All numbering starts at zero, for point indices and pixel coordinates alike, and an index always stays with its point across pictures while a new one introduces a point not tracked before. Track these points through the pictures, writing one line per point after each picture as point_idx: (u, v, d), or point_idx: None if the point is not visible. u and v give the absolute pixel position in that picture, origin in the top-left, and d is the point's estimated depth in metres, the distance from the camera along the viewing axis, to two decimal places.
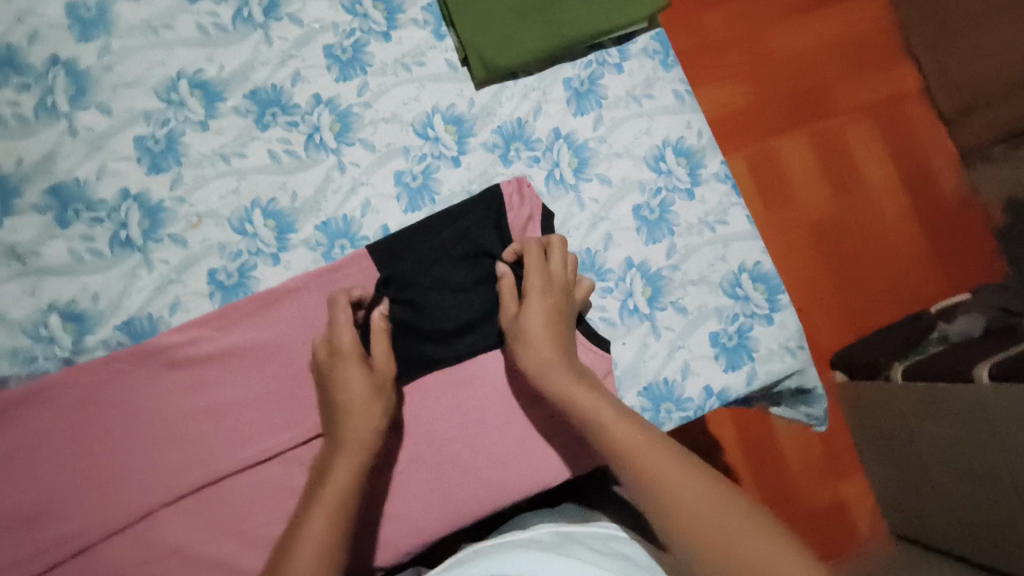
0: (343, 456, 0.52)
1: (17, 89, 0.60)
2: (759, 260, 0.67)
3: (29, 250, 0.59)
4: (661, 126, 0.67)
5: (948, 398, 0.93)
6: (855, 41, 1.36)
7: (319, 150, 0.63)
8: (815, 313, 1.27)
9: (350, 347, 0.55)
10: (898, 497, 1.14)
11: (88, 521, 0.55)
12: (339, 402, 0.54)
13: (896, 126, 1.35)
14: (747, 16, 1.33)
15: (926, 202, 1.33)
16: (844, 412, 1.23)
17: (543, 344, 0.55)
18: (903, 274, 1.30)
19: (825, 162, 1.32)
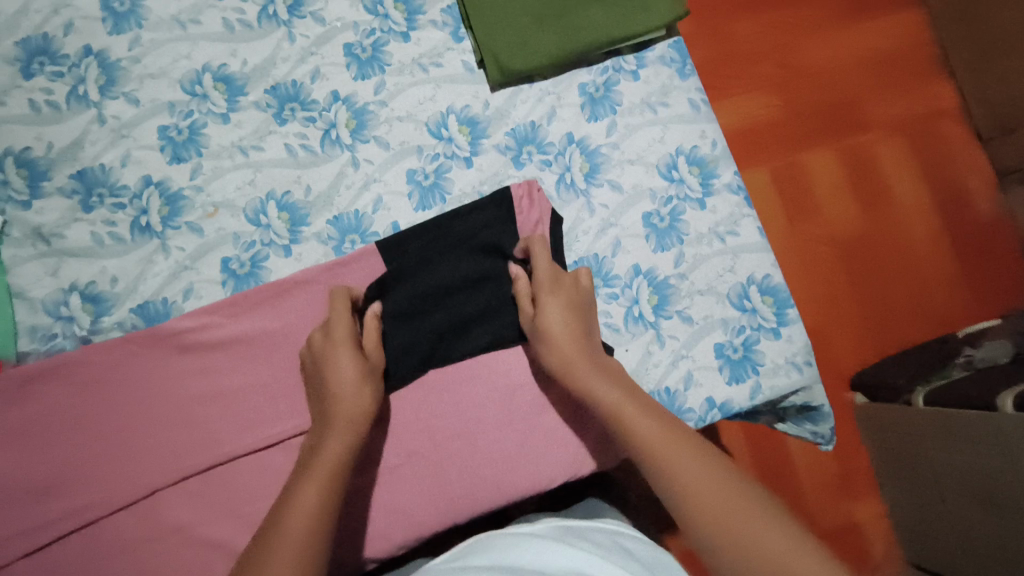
0: (332, 436, 0.53)
1: (50, 77, 0.62)
2: (769, 273, 0.66)
3: (53, 232, 0.61)
4: (675, 134, 0.67)
5: (969, 426, 0.91)
6: (890, 56, 1.34)
7: (334, 146, 0.65)
8: (835, 330, 1.25)
9: (342, 334, 0.57)
10: (913, 522, 1.11)
11: (94, 497, 0.57)
12: (328, 386, 0.55)
13: (929, 144, 1.32)
14: (776, 27, 1.32)
15: (958, 223, 1.30)
16: (861, 433, 1.20)
17: (563, 343, 0.56)
18: (929, 295, 1.27)
19: (853, 178, 1.30)
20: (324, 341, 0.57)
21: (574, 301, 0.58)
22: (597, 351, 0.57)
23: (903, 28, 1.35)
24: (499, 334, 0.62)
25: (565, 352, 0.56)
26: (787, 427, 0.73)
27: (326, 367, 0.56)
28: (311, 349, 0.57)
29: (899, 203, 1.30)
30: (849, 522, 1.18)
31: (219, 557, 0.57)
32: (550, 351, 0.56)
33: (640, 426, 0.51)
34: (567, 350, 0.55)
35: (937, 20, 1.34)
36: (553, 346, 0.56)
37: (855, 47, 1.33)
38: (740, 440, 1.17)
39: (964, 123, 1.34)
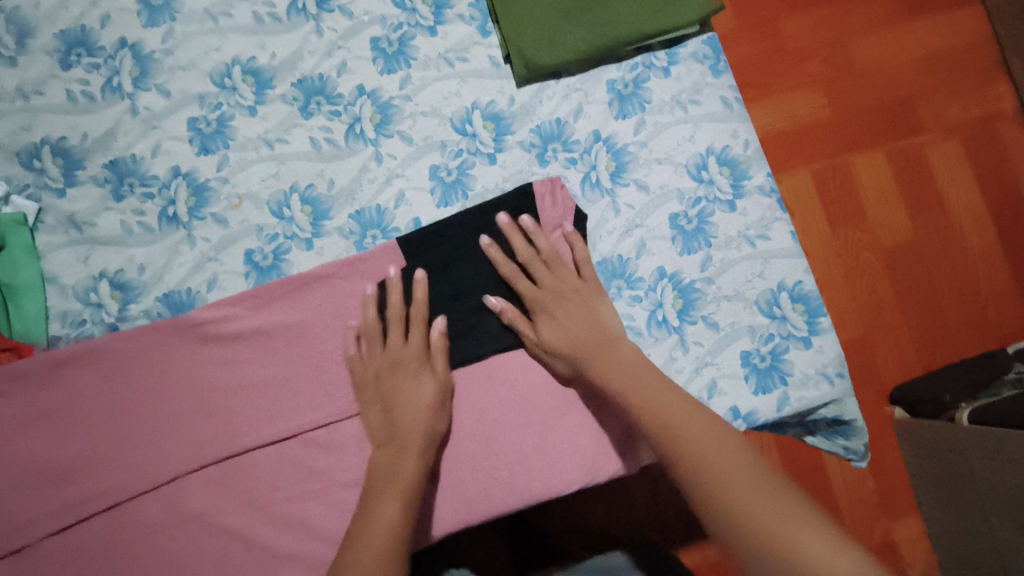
0: (407, 457, 0.56)
1: (87, 69, 0.64)
2: (801, 279, 0.63)
3: (86, 219, 0.63)
4: (706, 133, 0.65)
5: (1018, 445, 0.86)
6: (945, 53, 1.27)
7: (358, 140, 0.64)
8: (875, 340, 1.20)
9: (416, 359, 0.60)
10: (954, 543, 1.06)
11: (117, 481, 0.58)
12: (403, 408, 0.58)
13: (984, 148, 1.26)
14: (823, 23, 1.26)
15: (1012, 232, 1.24)
16: (901, 446, 1.15)
17: (577, 350, 0.58)
18: (979, 307, 1.21)
19: (902, 182, 1.24)
20: (403, 361, 0.59)
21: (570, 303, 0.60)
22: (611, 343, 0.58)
23: (960, 26, 1.28)
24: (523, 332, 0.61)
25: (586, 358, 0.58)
26: (817, 441, 0.69)
27: (402, 392, 0.59)
28: (383, 363, 0.60)
29: (949, 209, 1.24)
30: (884, 539, 1.14)
31: (236, 544, 0.58)
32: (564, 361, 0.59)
33: (668, 422, 0.52)
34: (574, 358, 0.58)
35: (998, 17, 1.27)
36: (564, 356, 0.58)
37: (907, 45, 1.27)
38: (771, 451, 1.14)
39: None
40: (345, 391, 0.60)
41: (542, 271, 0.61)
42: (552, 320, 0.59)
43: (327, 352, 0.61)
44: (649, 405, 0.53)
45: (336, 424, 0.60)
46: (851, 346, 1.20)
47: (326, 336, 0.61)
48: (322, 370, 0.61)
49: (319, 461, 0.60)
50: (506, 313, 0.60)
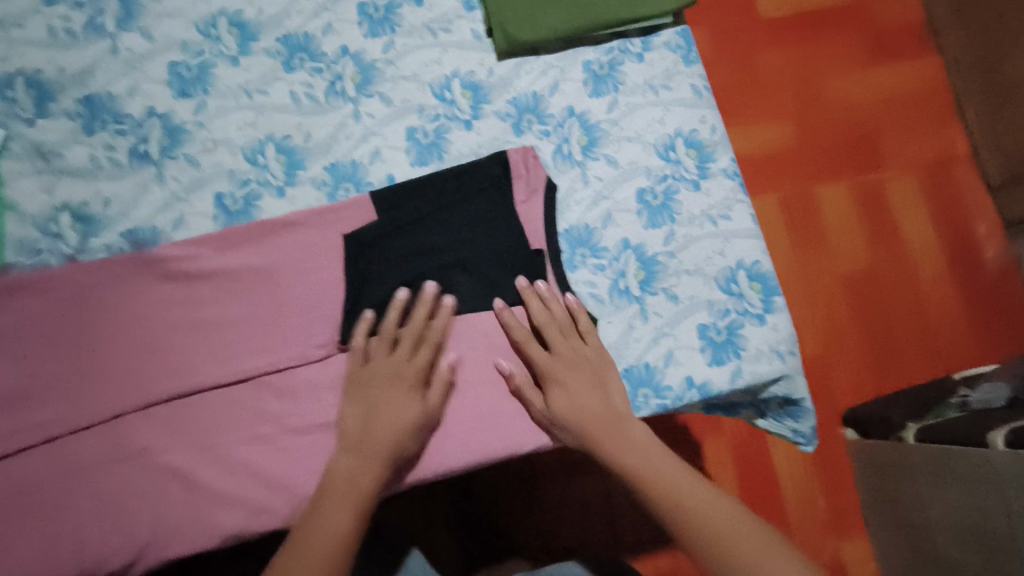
0: (366, 472, 0.56)
1: (72, 7, 0.64)
2: (759, 259, 0.65)
3: (54, 150, 0.62)
4: (675, 117, 0.67)
5: (961, 463, 0.89)
6: (904, 96, 1.35)
7: (338, 97, 0.66)
8: (832, 361, 1.23)
9: (413, 374, 0.58)
10: (907, 567, 1.06)
11: (62, 413, 0.57)
12: (381, 418, 0.57)
13: (939, 186, 1.32)
14: (793, 59, 1.34)
15: (962, 267, 1.29)
16: (851, 467, 1.17)
17: (585, 424, 0.59)
18: (932, 333, 1.26)
19: (862, 211, 1.30)
20: (404, 375, 0.58)
21: (580, 376, 0.60)
22: (612, 417, 0.60)
23: (919, 71, 1.36)
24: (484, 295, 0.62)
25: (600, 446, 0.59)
26: (767, 424, 0.72)
27: (384, 405, 0.57)
28: (384, 369, 0.59)
29: (904, 241, 1.29)
30: (833, 558, 1.14)
31: (174, 486, 0.57)
32: (571, 435, 0.59)
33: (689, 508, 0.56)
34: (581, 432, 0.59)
35: (953, 64, 1.35)
36: (570, 433, 0.59)
37: (870, 86, 1.34)
38: (729, 464, 1.16)
39: (977, 167, 1.33)
40: (302, 338, 0.60)
41: (560, 339, 0.61)
42: (565, 390, 0.59)
43: (289, 298, 0.61)
44: (667, 490, 0.58)
45: (293, 371, 0.60)
46: (809, 366, 1.23)
47: (289, 282, 0.61)
48: (282, 316, 0.60)
49: (269, 407, 0.59)
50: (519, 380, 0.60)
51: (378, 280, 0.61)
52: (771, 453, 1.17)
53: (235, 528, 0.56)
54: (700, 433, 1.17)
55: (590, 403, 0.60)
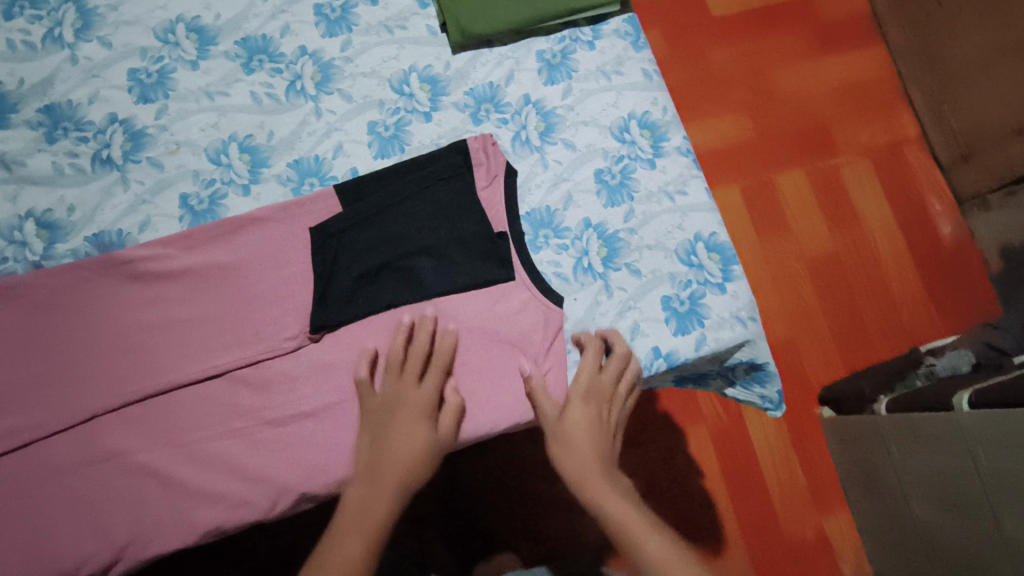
0: (379, 499, 0.54)
1: (29, 20, 0.65)
2: (716, 231, 0.67)
3: (15, 159, 0.63)
4: (628, 100, 0.70)
5: (929, 426, 0.92)
6: (855, 88, 1.40)
7: (298, 96, 0.67)
8: (803, 343, 1.26)
9: (422, 400, 0.57)
10: (880, 530, 1.10)
11: (33, 418, 0.57)
12: (393, 445, 0.55)
13: (895, 171, 1.36)
14: (745, 56, 1.39)
15: (921, 246, 1.32)
16: (829, 445, 1.19)
17: (585, 455, 0.57)
18: (897, 311, 1.29)
19: (821, 199, 1.34)
20: (412, 399, 0.57)
21: (600, 412, 0.59)
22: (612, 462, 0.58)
23: (867, 62, 1.42)
24: (450, 281, 0.62)
25: (591, 480, 0.56)
26: (737, 393, 0.73)
27: (394, 430, 0.56)
28: (393, 395, 0.57)
29: (863, 222, 1.33)
30: (817, 536, 1.15)
31: (150, 485, 0.57)
32: (568, 458, 0.57)
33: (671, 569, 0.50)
34: (583, 460, 0.57)
35: (898, 54, 1.40)
36: (569, 457, 0.57)
37: (821, 77, 1.40)
38: (709, 448, 1.16)
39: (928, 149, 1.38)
40: (274, 330, 0.61)
41: (610, 369, 0.60)
42: (582, 413, 0.58)
43: (259, 292, 0.62)
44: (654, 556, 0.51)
45: (266, 363, 0.61)
46: (782, 349, 1.25)
47: (257, 276, 0.62)
48: (252, 310, 0.61)
49: (245, 400, 0.60)
50: (538, 387, 0.59)
51: (346, 271, 0.62)
52: (750, 433, 1.18)
53: (215, 522, 0.56)
54: (681, 420, 1.17)
55: (601, 437, 0.58)
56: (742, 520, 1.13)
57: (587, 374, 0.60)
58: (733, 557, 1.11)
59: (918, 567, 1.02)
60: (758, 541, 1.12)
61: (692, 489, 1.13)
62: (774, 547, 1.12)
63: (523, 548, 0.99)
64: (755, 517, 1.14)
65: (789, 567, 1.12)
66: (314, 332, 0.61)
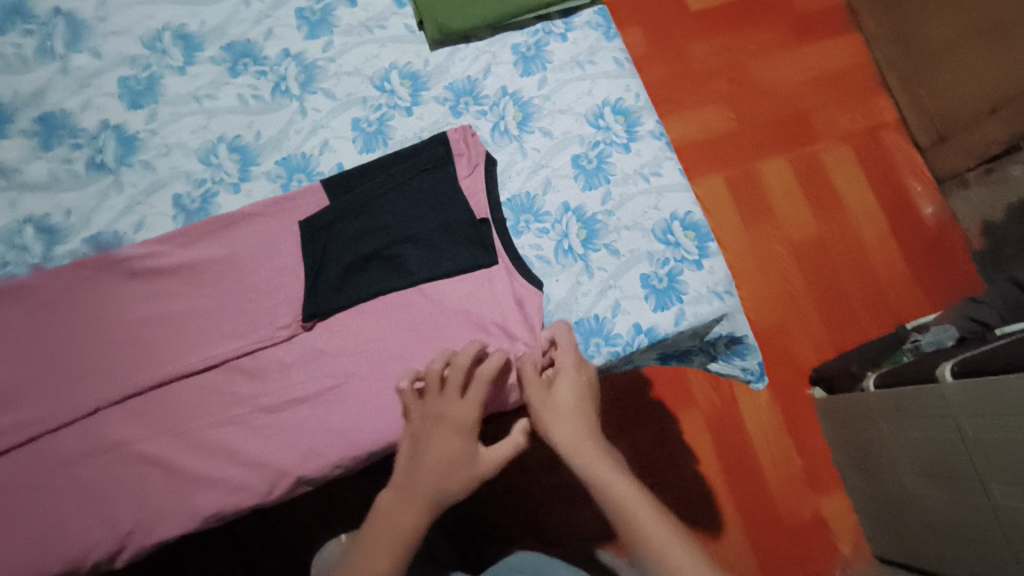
0: (414, 517, 0.52)
1: (23, 34, 0.68)
2: (691, 210, 0.70)
3: (13, 167, 0.65)
4: (602, 88, 0.73)
5: (913, 399, 0.89)
6: (835, 77, 1.40)
7: (284, 96, 0.70)
8: (793, 328, 1.23)
9: (461, 418, 0.55)
10: (876, 510, 1.06)
11: (38, 413, 0.59)
12: (426, 460, 0.53)
13: (875, 156, 1.34)
14: (723, 51, 1.40)
15: (906, 230, 1.29)
16: (821, 426, 1.16)
17: (574, 423, 0.54)
18: (883, 292, 1.25)
19: (804, 185, 1.32)
20: (453, 413, 0.55)
21: (587, 384, 0.57)
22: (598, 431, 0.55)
23: (845, 51, 1.42)
24: (436, 266, 0.64)
25: (583, 449, 0.53)
26: (720, 367, 0.76)
27: (433, 446, 0.54)
28: (434, 410, 0.55)
29: (844, 206, 1.31)
30: (814, 518, 1.12)
31: (153, 473, 0.59)
32: (558, 428, 0.54)
33: (669, 550, 0.47)
34: (572, 428, 0.54)
35: (874, 42, 1.40)
36: (560, 428, 0.54)
37: (800, 66, 1.40)
38: (703, 433, 1.15)
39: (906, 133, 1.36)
40: (268, 320, 0.63)
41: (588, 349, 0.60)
42: (571, 388, 0.56)
43: (252, 285, 0.64)
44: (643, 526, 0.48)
45: (262, 352, 0.63)
46: (770, 335, 1.22)
47: (249, 269, 0.64)
48: (246, 302, 0.64)
49: (242, 388, 0.62)
50: (524, 360, 0.58)
51: (335, 260, 0.64)
52: (744, 418, 1.16)
53: (216, 507, 0.58)
54: (673, 407, 1.16)
55: (589, 408, 0.56)
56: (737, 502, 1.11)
57: (574, 360, 0.58)
58: (726, 539, 1.08)
59: (914, 545, 0.98)
60: (756, 522, 1.10)
61: (687, 475, 1.11)
62: (770, 529, 1.10)
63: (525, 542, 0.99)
64: (752, 498, 1.12)
65: (786, 548, 1.09)
66: (307, 320, 0.63)
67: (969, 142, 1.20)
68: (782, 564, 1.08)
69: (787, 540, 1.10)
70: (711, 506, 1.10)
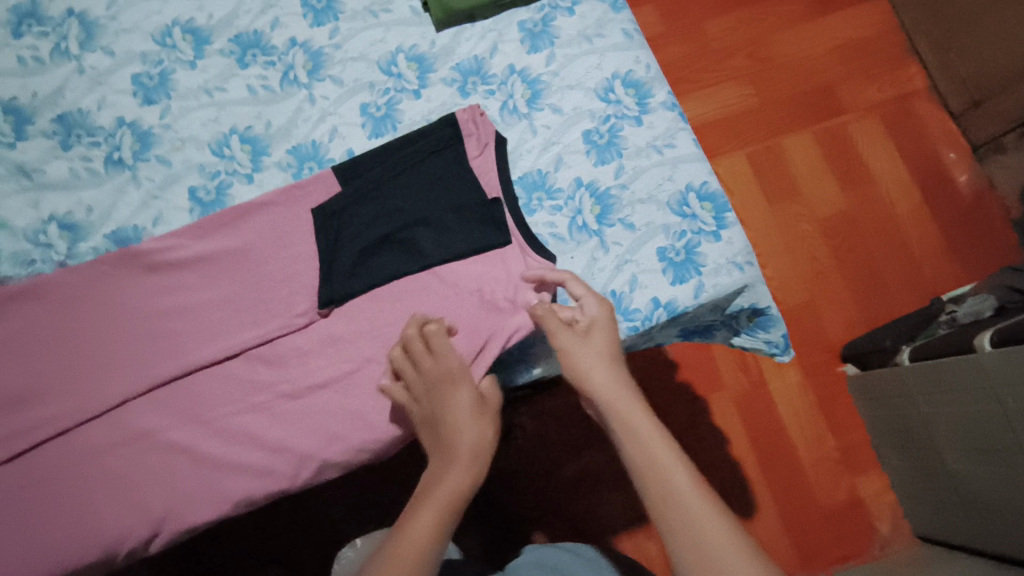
0: (454, 473, 0.52)
1: (37, 36, 0.69)
2: (707, 180, 0.68)
3: (35, 167, 0.67)
4: (611, 61, 0.71)
5: (953, 372, 0.86)
6: (861, 44, 1.31)
7: (292, 85, 0.70)
8: (822, 307, 1.18)
9: (449, 374, 0.56)
10: (916, 490, 1.03)
11: (66, 406, 0.60)
12: (446, 423, 0.54)
13: (905, 125, 1.28)
14: (742, 23, 1.31)
15: (939, 200, 1.24)
16: (857, 406, 1.12)
17: (606, 367, 0.55)
18: (915, 264, 1.21)
19: (830, 157, 1.26)
20: (438, 372, 0.56)
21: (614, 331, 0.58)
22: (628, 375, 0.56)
23: (870, 18, 1.33)
24: (449, 248, 0.64)
25: (621, 408, 0.53)
26: (744, 341, 0.75)
27: (444, 410, 0.55)
28: (423, 381, 0.56)
29: (875, 178, 1.25)
30: (849, 497, 1.09)
31: (182, 460, 0.60)
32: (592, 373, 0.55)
33: (699, 516, 0.46)
34: (606, 374, 0.55)
35: (900, 5, 1.32)
36: (596, 382, 0.55)
37: (821, 36, 1.31)
38: (734, 415, 1.11)
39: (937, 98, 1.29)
40: (285, 308, 0.64)
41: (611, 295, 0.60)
42: (600, 335, 0.57)
43: (269, 274, 0.65)
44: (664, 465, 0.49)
45: (281, 340, 0.64)
46: (800, 314, 1.18)
47: (265, 258, 0.65)
48: (264, 292, 0.64)
49: (263, 376, 0.63)
50: (544, 312, 0.58)
51: (349, 244, 0.64)
52: (775, 399, 1.13)
53: (244, 493, 0.59)
54: (702, 390, 1.12)
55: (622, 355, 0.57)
56: (772, 484, 1.08)
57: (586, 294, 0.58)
58: (762, 522, 1.06)
59: (957, 523, 0.95)
60: (791, 504, 1.08)
61: (717, 457, 1.09)
62: (806, 510, 1.08)
63: (556, 530, 0.98)
64: (788, 478, 1.09)
65: (823, 528, 1.07)
66: (323, 307, 0.63)
67: (999, 108, 1.15)
68: (819, 545, 1.06)
69: (824, 521, 1.08)
70: (744, 487, 1.08)
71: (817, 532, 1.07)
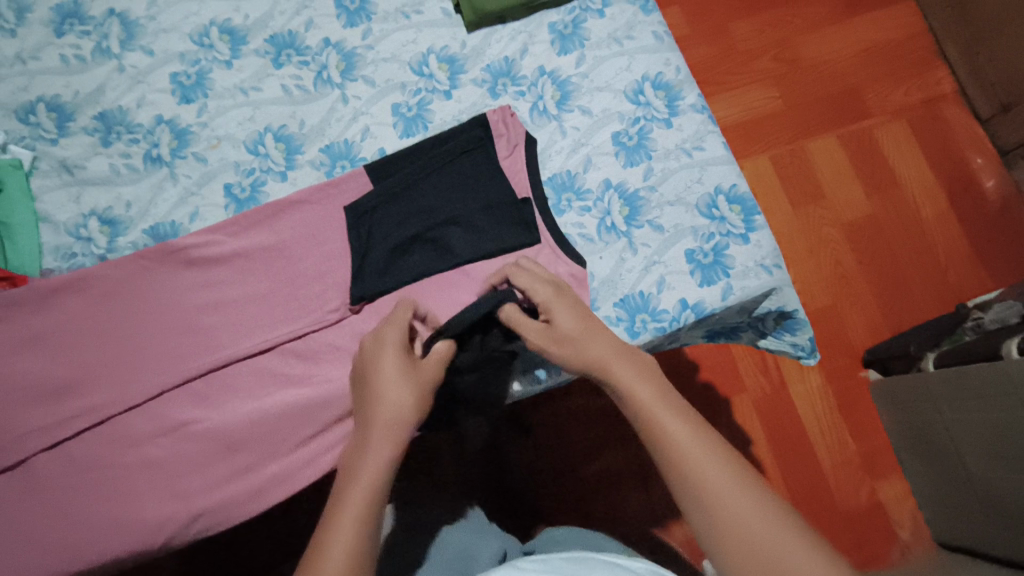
0: (372, 450, 0.50)
1: (79, 35, 0.70)
2: (736, 183, 0.68)
3: (76, 163, 0.69)
4: (641, 63, 0.72)
5: (980, 379, 0.85)
6: (888, 47, 1.30)
7: (326, 85, 0.71)
8: (846, 311, 1.17)
9: (389, 340, 0.54)
10: (939, 495, 1.01)
11: (105, 397, 0.62)
12: (374, 393, 0.52)
13: (932, 130, 1.26)
14: (768, 26, 1.30)
15: (966, 205, 1.23)
16: (880, 411, 1.11)
17: (589, 338, 0.52)
18: (940, 270, 1.19)
19: (855, 160, 1.25)
20: (378, 343, 0.55)
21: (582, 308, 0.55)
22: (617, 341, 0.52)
23: (897, 20, 1.32)
24: (479, 248, 0.64)
25: (642, 398, 0.48)
26: (769, 344, 0.74)
27: (375, 382, 0.53)
28: (367, 350, 0.56)
29: (902, 183, 1.24)
30: (870, 502, 1.08)
31: (216, 450, 0.62)
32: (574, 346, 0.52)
33: (707, 476, 0.43)
34: (590, 344, 0.52)
35: (929, 8, 1.30)
36: (587, 353, 0.51)
37: (847, 39, 1.30)
38: (755, 418, 1.11)
39: (965, 102, 1.28)
40: (319, 304, 0.65)
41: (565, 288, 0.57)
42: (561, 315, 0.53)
43: (303, 270, 0.66)
44: (666, 430, 0.46)
45: (313, 335, 0.65)
46: (824, 317, 1.17)
47: (299, 256, 0.66)
48: (298, 287, 0.66)
49: (295, 370, 0.64)
50: (526, 262, 0.59)
51: (380, 242, 0.65)
52: (796, 403, 1.12)
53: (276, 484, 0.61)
54: (724, 390, 1.12)
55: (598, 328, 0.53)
56: (792, 488, 1.08)
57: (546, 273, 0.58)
58: None
59: (982, 532, 0.94)
60: (811, 507, 1.07)
61: None
62: (826, 515, 1.07)
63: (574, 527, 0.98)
64: (808, 482, 1.08)
65: (843, 534, 1.06)
66: (355, 304, 0.64)
67: None
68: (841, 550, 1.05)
69: (845, 527, 1.07)
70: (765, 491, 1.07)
71: (837, 538, 1.06)
